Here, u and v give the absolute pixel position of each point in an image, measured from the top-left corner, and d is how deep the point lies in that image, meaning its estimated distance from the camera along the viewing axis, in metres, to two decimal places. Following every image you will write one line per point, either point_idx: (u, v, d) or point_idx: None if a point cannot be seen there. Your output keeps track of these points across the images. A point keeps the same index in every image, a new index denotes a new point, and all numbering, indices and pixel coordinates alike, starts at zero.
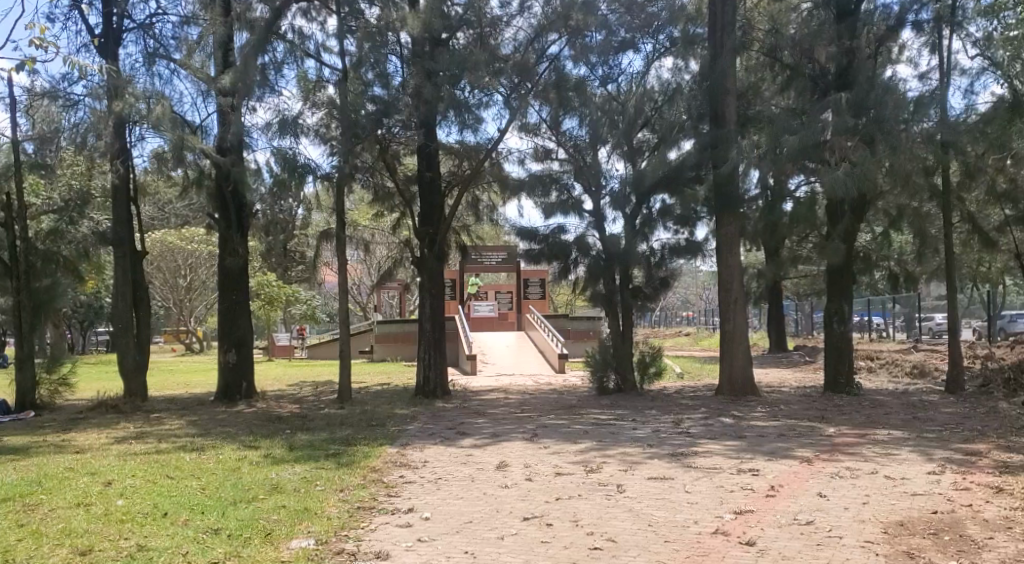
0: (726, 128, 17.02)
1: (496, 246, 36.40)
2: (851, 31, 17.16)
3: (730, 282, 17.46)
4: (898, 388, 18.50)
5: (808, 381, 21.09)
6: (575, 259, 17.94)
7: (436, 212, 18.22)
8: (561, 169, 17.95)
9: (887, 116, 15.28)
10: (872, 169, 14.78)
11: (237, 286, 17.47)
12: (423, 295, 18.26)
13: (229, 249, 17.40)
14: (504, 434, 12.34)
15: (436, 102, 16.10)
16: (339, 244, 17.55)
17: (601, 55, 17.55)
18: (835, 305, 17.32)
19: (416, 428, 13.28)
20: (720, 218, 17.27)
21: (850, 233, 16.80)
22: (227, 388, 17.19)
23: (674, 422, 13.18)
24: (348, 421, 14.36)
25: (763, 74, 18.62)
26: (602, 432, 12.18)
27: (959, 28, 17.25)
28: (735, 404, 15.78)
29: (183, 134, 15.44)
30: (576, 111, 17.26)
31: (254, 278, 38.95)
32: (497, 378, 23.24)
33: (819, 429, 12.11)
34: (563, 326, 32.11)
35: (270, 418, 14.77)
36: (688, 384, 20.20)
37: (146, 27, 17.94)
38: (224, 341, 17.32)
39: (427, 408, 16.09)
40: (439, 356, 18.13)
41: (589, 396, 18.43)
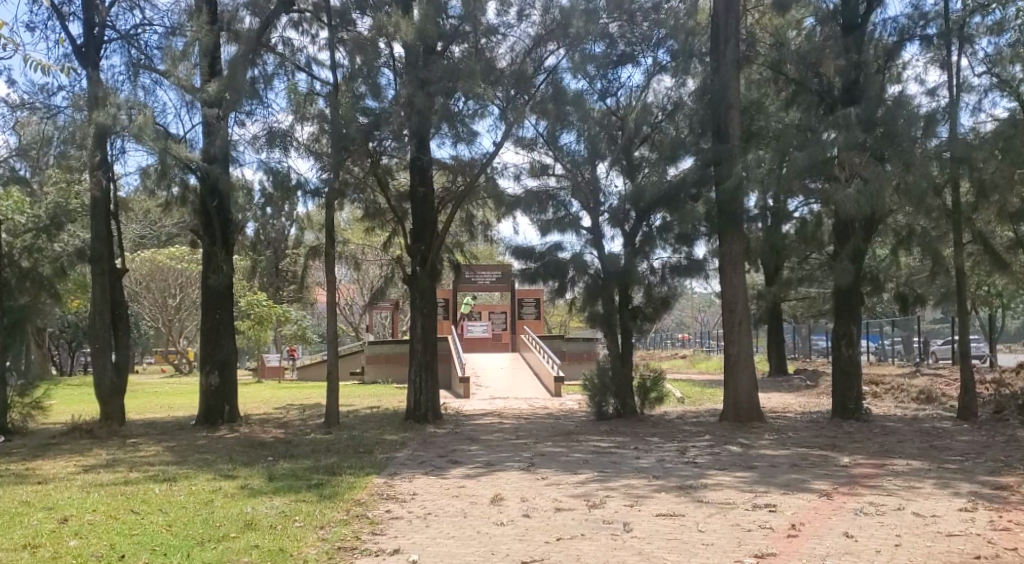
0: (729, 143, 16.42)
1: (490, 266, 35.73)
2: (858, 45, 16.58)
3: (734, 302, 16.77)
4: (908, 414, 17.86)
5: (813, 405, 20.41)
6: (572, 278, 17.21)
7: (429, 228, 17.58)
8: (557, 185, 17.32)
9: (899, 131, 14.71)
10: (884, 186, 14.20)
11: (221, 306, 16.76)
12: (415, 315, 17.56)
13: (213, 266, 16.63)
14: (499, 463, 11.64)
15: (428, 114, 15.53)
16: (328, 262, 16.88)
17: (600, 69, 17.01)
18: (842, 328, 16.71)
19: (406, 456, 12.57)
20: (722, 236, 16.70)
21: (859, 252, 16.19)
22: (209, 412, 16.41)
23: (679, 450, 12.48)
24: (334, 447, 13.63)
25: (766, 90, 18.11)
26: (603, 461, 11.48)
27: (968, 43, 16.74)
28: (741, 431, 15.10)
29: (165, 145, 14.79)
30: (574, 124, 16.62)
31: (243, 298, 38.24)
32: (491, 402, 22.52)
33: (833, 459, 11.42)
34: (559, 347, 31.41)
35: (253, 444, 14.04)
36: (689, 409, 19.49)
37: (127, 38, 17.34)
38: (206, 362, 16.59)
39: (418, 433, 15.38)
40: (430, 379, 17.42)
41: (587, 421, 17.73)
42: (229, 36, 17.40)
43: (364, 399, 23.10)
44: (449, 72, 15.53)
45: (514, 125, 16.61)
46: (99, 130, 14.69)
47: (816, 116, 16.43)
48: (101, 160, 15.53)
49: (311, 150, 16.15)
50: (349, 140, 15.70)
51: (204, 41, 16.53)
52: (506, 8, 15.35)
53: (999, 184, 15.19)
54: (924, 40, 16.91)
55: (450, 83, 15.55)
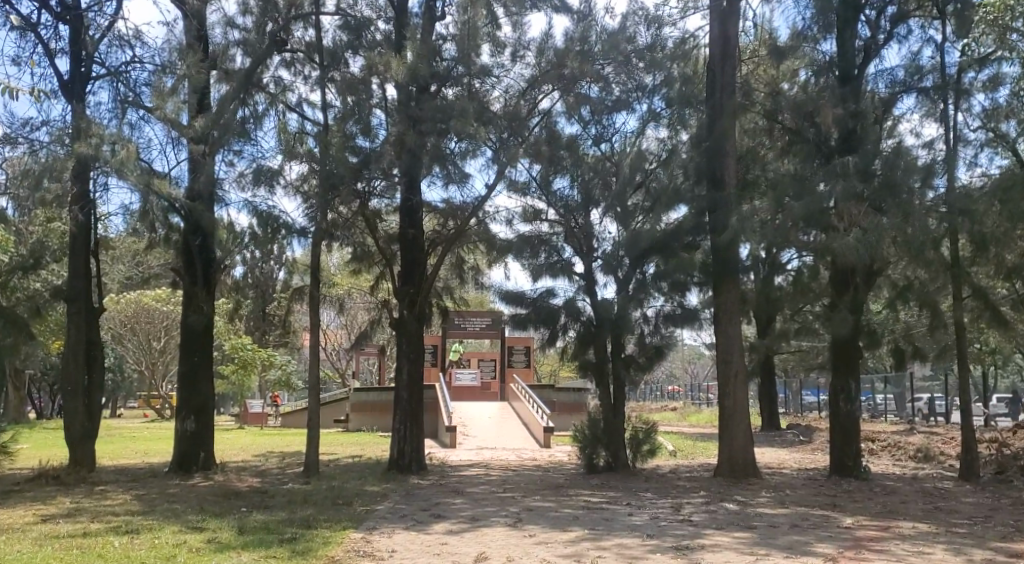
0: (724, 191, 16.18)
1: (479, 313, 35.25)
2: (855, 95, 16.20)
3: (730, 353, 16.31)
4: (907, 472, 17.34)
5: (809, 462, 19.86)
6: (563, 324, 16.94)
7: (418, 271, 17.13)
8: (551, 230, 17.08)
9: (899, 181, 14.41)
10: (885, 236, 13.79)
11: (200, 348, 16.23)
12: (401, 361, 17.03)
13: (194, 306, 16.14)
14: (485, 518, 11.06)
15: (419, 152, 15.23)
16: (313, 304, 16.41)
17: (594, 114, 16.78)
18: (841, 381, 16.27)
19: (387, 509, 11.97)
20: (717, 285, 16.34)
21: (858, 304, 15.82)
22: (183, 458, 15.76)
23: (674, 507, 11.94)
24: (311, 498, 13.01)
25: (761, 139, 17.82)
26: (594, 517, 10.92)
27: (965, 96, 16.44)
28: (736, 488, 14.56)
29: (147, 180, 14.37)
30: (567, 170, 16.62)
31: (229, 341, 37.57)
32: (478, 452, 21.93)
33: (836, 519, 10.89)
34: (549, 397, 30.83)
35: (227, 493, 13.41)
36: (682, 463, 18.93)
37: (114, 75, 16.69)
38: (183, 406, 15.98)
39: (401, 484, 14.77)
40: (415, 428, 16.82)
41: (577, 474, 17.14)
42: (218, 74, 17.11)
43: (347, 447, 22.43)
44: (440, 111, 15.22)
45: (506, 168, 16.28)
46: (80, 163, 14.28)
47: (812, 167, 16.13)
48: (82, 196, 15.08)
49: (297, 188, 15.77)
50: (336, 180, 15.33)
51: (194, 79, 16.23)
52: (500, 50, 15.14)
53: (999, 238, 14.88)
54: (923, 92, 16.74)
55: (441, 123, 15.25)
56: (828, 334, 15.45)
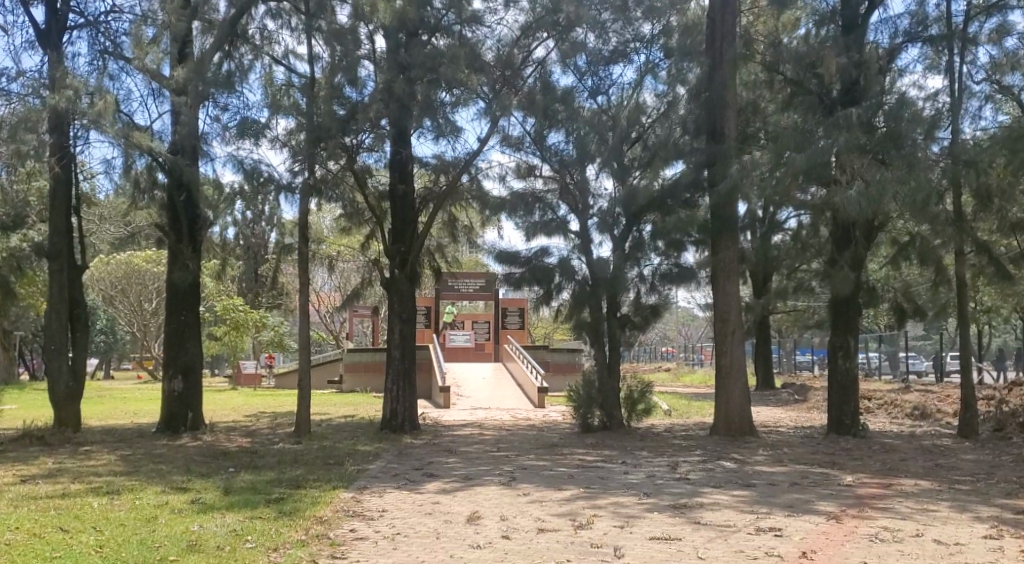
0: (724, 144, 15.76)
1: (473, 273, 34.93)
2: (858, 45, 15.75)
3: (728, 311, 16.01)
4: (905, 430, 17.14)
5: (805, 421, 19.66)
6: (558, 284, 16.47)
7: (410, 228, 16.72)
8: (545, 187, 16.68)
9: (904, 132, 13.98)
10: (889, 189, 13.31)
11: (186, 306, 15.87)
12: (392, 320, 16.69)
13: (179, 264, 15.71)
14: (478, 477, 10.81)
15: (410, 101, 14.76)
16: (302, 262, 16.00)
17: (590, 65, 16.32)
18: (839, 339, 16.01)
19: (379, 468, 11.71)
20: (716, 242, 15.96)
21: (858, 261, 15.51)
22: (171, 419, 15.48)
23: (671, 466, 11.70)
24: (301, 458, 12.75)
25: (760, 92, 17.36)
26: (589, 476, 10.66)
27: (971, 44, 15.96)
28: (734, 446, 14.35)
29: (127, 133, 13.90)
30: (563, 124, 16.14)
31: (220, 302, 37.22)
32: (472, 413, 21.72)
33: (836, 477, 10.66)
34: (544, 358, 30.62)
35: (215, 453, 13.15)
36: (678, 422, 18.72)
37: (93, 24, 16.12)
38: (169, 366, 15.66)
39: (393, 444, 14.52)
40: (407, 389, 16.51)
41: (571, 434, 16.90)
42: (201, 24, 16.53)
43: (339, 408, 22.18)
44: (430, 59, 14.77)
45: (499, 121, 15.86)
46: (57, 114, 13.80)
47: (814, 119, 15.68)
48: (61, 150, 14.61)
49: (284, 143, 15.32)
50: (323, 133, 14.88)
51: (175, 28, 15.68)
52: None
53: (1005, 191, 14.50)
54: (928, 43, 16.28)
55: (432, 71, 14.81)
56: (828, 291, 15.14)
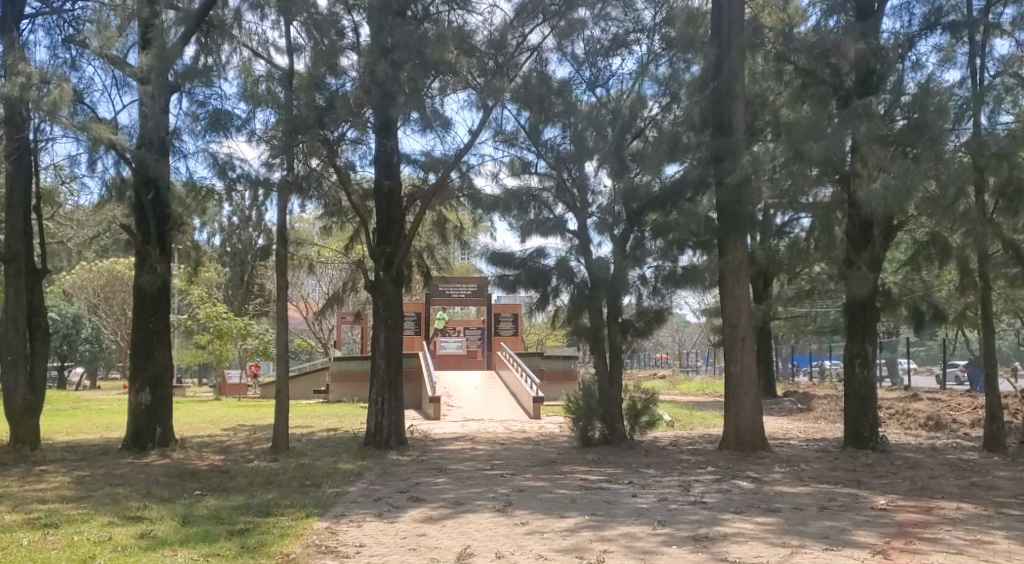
0: (732, 137, 14.77)
1: (463, 280, 33.90)
2: (875, 32, 14.70)
3: (737, 316, 15.00)
4: (925, 443, 16.11)
5: (816, 432, 18.61)
6: (555, 287, 15.43)
7: (396, 228, 15.61)
8: (541, 185, 15.68)
9: (930, 121, 12.88)
10: (915, 182, 12.23)
11: (156, 312, 14.73)
12: (377, 327, 15.45)
13: (146, 267, 14.56)
14: (469, 502, 9.70)
15: (393, 86, 13.66)
16: (280, 264, 14.87)
17: (588, 54, 15.38)
18: (856, 346, 14.99)
19: (360, 491, 10.60)
20: (724, 241, 14.91)
21: (877, 261, 14.50)
22: (138, 435, 14.35)
23: (682, 487, 10.63)
24: (275, 479, 11.64)
25: (770, 84, 16.21)
26: (594, 500, 9.58)
27: (994, 30, 14.83)
28: (746, 462, 13.30)
29: (86, 124, 12.77)
30: (557, 118, 15.05)
31: (203, 310, 36.05)
32: (464, 424, 20.59)
33: (867, 499, 9.58)
34: (538, 365, 29.48)
35: (182, 474, 12.03)
36: (683, 435, 17.63)
37: (57, 12, 14.98)
38: (136, 377, 14.51)
39: (377, 461, 13.41)
40: (394, 400, 15.33)
41: (570, 448, 15.82)
42: (175, 14, 14.99)
43: (325, 420, 21.05)
44: (415, 41, 13.67)
45: (492, 113, 14.85)
46: (9, 104, 12.71)
47: (829, 111, 14.66)
48: (18, 145, 13.51)
49: (261, 137, 14.26)
50: (300, 123, 13.83)
51: (149, 20, 14.66)
52: None
53: None
54: (946, 32, 15.17)
55: (417, 55, 13.70)
56: (844, 294, 14.10)
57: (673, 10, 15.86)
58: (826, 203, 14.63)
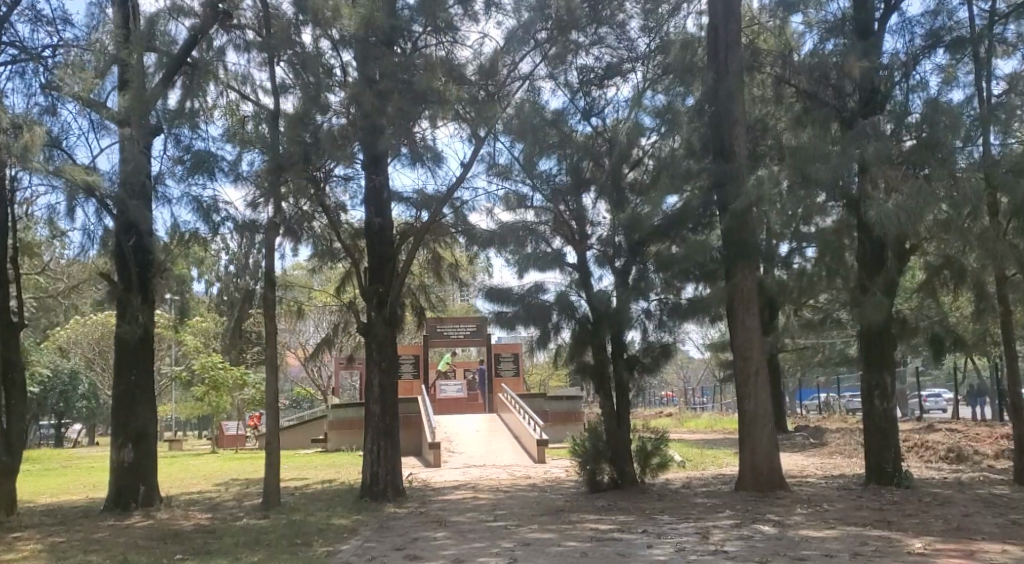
0: (734, 163, 14.24)
1: (461, 320, 33.22)
2: (878, 49, 14.13)
3: (748, 349, 14.33)
4: (950, 476, 15.35)
5: (834, 468, 17.83)
6: (556, 323, 14.79)
7: (388, 267, 15.00)
8: (537, 219, 15.11)
9: (940, 139, 12.23)
10: (931, 200, 11.58)
11: (139, 364, 14.07)
12: (371, 370, 14.73)
13: (127, 317, 13.91)
14: (471, 560, 8.95)
15: (376, 116, 13.15)
16: (267, 309, 14.22)
17: (583, 83, 14.93)
18: (874, 376, 14.31)
19: (353, 550, 9.85)
20: (731, 269, 14.34)
21: (891, 286, 13.85)
22: (120, 494, 13.59)
23: (701, 534, 9.89)
24: (264, 538, 10.89)
25: (770, 108, 15.68)
26: (606, 554, 8.84)
27: (1003, 44, 14.22)
28: (765, 503, 12.55)
29: (59, 166, 12.19)
30: (553, 149, 14.52)
31: (198, 361, 35.33)
32: (466, 471, 19.79)
33: (902, 543, 8.86)
34: (541, 407, 28.72)
35: (165, 536, 11.28)
36: (695, 476, 16.86)
37: (35, 59, 14.31)
38: (119, 433, 13.79)
39: (374, 515, 12.67)
40: (391, 448, 14.56)
41: (578, 494, 15.06)
42: (156, 56, 14.57)
43: (322, 471, 20.25)
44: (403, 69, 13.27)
45: (483, 144, 14.41)
46: None
47: (834, 133, 14.10)
48: None
49: (243, 177, 13.74)
50: (284, 159, 13.22)
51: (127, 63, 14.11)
52: None
53: None
54: (948, 52, 14.29)
55: (404, 85, 13.34)
56: (860, 322, 13.42)
57: (668, 37, 15.44)
58: (836, 227, 14.06)
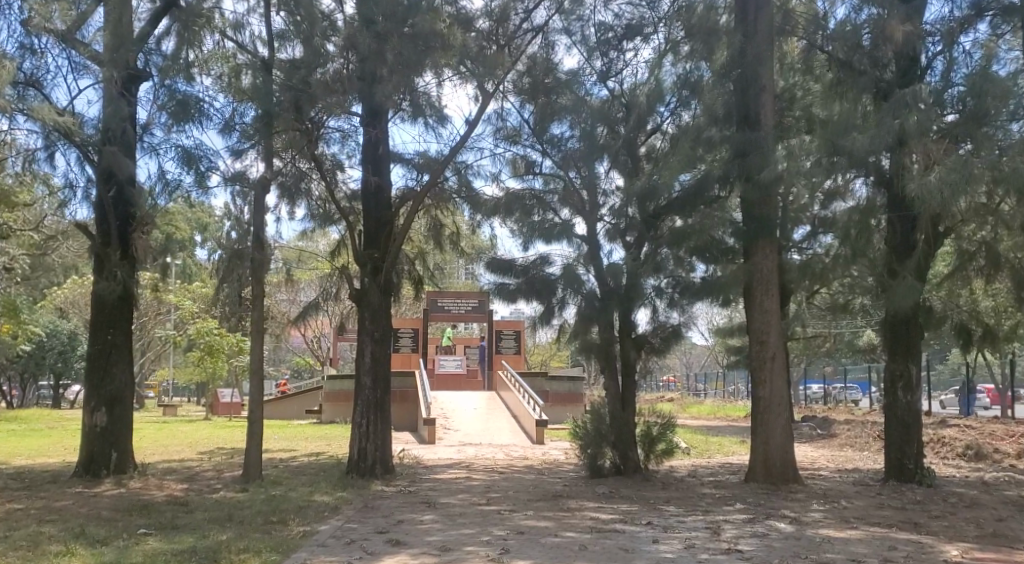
0: (759, 132, 13.29)
1: (464, 295, 32.44)
2: (919, 15, 13.12)
3: (765, 332, 13.47)
4: (972, 476, 14.51)
5: (846, 462, 16.98)
6: (562, 298, 13.91)
7: (384, 230, 14.09)
8: (546, 187, 14.22)
9: (987, 109, 11.22)
10: (978, 174, 10.59)
11: (116, 323, 13.24)
12: (363, 341, 13.84)
13: (105, 273, 13.06)
14: (458, 548, 8.10)
15: (375, 62, 12.32)
16: (255, 270, 13.34)
17: (600, 42, 14.01)
18: (899, 366, 13.43)
19: (331, 532, 9.01)
20: (751, 247, 13.51)
21: (922, 269, 12.91)
22: (91, 460, 12.82)
23: (712, 529, 9.05)
24: (238, 514, 10.08)
25: (798, 78, 14.73)
26: (608, 548, 8.00)
27: None
28: (778, 498, 11.71)
29: (33, 104, 11.30)
30: (565, 114, 13.87)
31: (194, 325, 34.47)
32: (460, 449, 19.00)
33: (936, 549, 8.01)
34: (542, 387, 27.95)
35: (133, 506, 10.48)
36: (700, 465, 16.06)
37: None
38: (92, 397, 12.99)
39: (359, 493, 11.87)
40: (381, 424, 13.71)
41: (578, 479, 14.26)
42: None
43: (311, 443, 19.45)
44: (407, 14, 12.30)
45: (490, 102, 13.50)
46: None
47: (868, 104, 13.12)
48: None
49: (231, 128, 12.88)
50: (274, 107, 12.40)
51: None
52: None
53: None
54: None
55: (405, 28, 12.30)
56: (888, 308, 12.49)
57: None
58: (864, 207, 12.78)
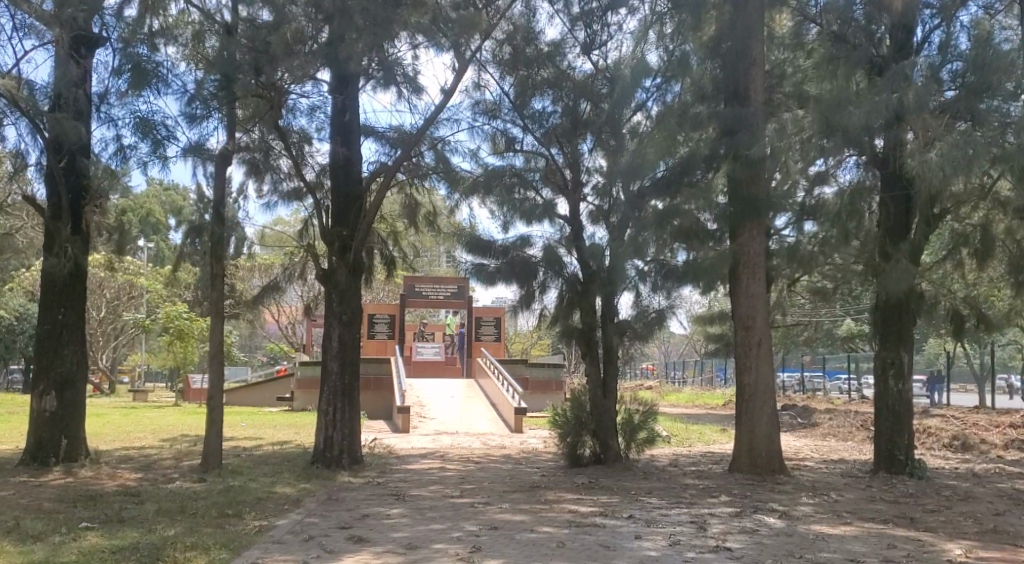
0: (749, 108, 12.72)
1: (442, 280, 31.76)
2: None
3: (752, 317, 12.94)
4: (962, 467, 14.07)
5: (833, 452, 16.51)
6: (541, 281, 13.37)
7: (354, 207, 13.41)
8: (526, 163, 13.59)
9: (990, 83, 10.68)
10: (979, 150, 10.05)
11: (67, 301, 12.48)
12: (331, 323, 13.16)
13: (56, 248, 12.29)
14: (425, 546, 7.47)
15: (345, 26, 11.59)
16: (219, 247, 12.63)
17: (584, 12, 13.36)
18: (889, 353, 12.93)
19: (289, 527, 8.35)
20: (738, 228, 12.87)
21: (916, 252, 12.40)
22: (39, 447, 12.09)
23: (698, 524, 8.48)
24: (191, 506, 9.40)
25: (789, 53, 14.13)
26: (587, 545, 7.40)
27: None
28: (765, 490, 11.17)
29: None
30: (547, 88, 13.36)
31: (164, 309, 33.54)
32: (436, 438, 18.37)
33: (938, 548, 7.47)
34: (521, 373, 27.35)
35: (78, 498, 9.76)
36: (684, 455, 15.52)
37: None
38: (40, 380, 12.24)
39: (325, 484, 11.22)
40: (349, 411, 13.04)
41: (556, 468, 13.69)
42: None
43: (280, 430, 18.75)
44: None
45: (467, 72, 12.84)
46: None
47: (863, 80, 12.58)
48: None
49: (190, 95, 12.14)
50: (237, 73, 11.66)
51: None
52: None
53: None
54: None
55: None
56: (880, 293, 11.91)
57: None
58: (854, 187, 12.57)
